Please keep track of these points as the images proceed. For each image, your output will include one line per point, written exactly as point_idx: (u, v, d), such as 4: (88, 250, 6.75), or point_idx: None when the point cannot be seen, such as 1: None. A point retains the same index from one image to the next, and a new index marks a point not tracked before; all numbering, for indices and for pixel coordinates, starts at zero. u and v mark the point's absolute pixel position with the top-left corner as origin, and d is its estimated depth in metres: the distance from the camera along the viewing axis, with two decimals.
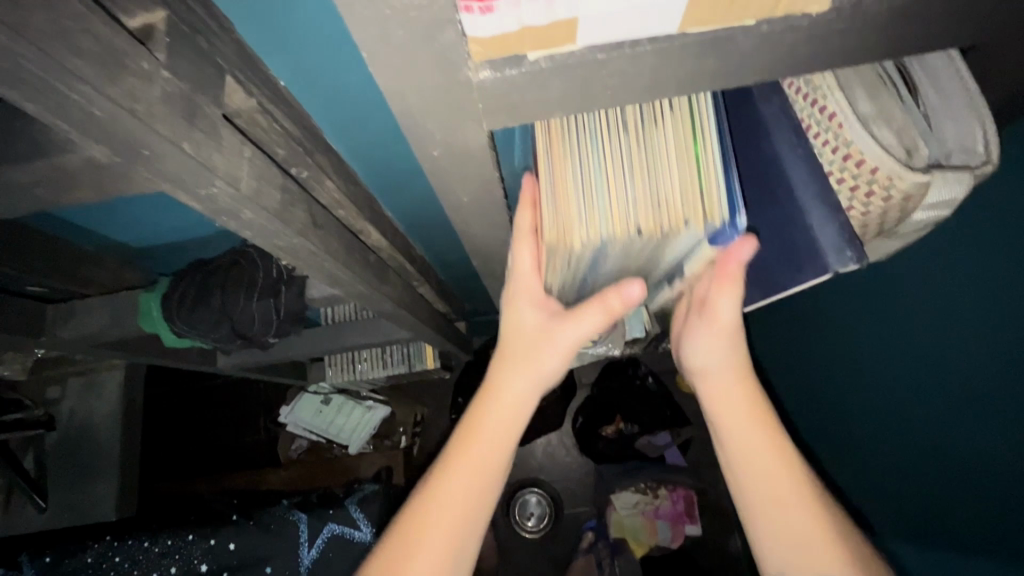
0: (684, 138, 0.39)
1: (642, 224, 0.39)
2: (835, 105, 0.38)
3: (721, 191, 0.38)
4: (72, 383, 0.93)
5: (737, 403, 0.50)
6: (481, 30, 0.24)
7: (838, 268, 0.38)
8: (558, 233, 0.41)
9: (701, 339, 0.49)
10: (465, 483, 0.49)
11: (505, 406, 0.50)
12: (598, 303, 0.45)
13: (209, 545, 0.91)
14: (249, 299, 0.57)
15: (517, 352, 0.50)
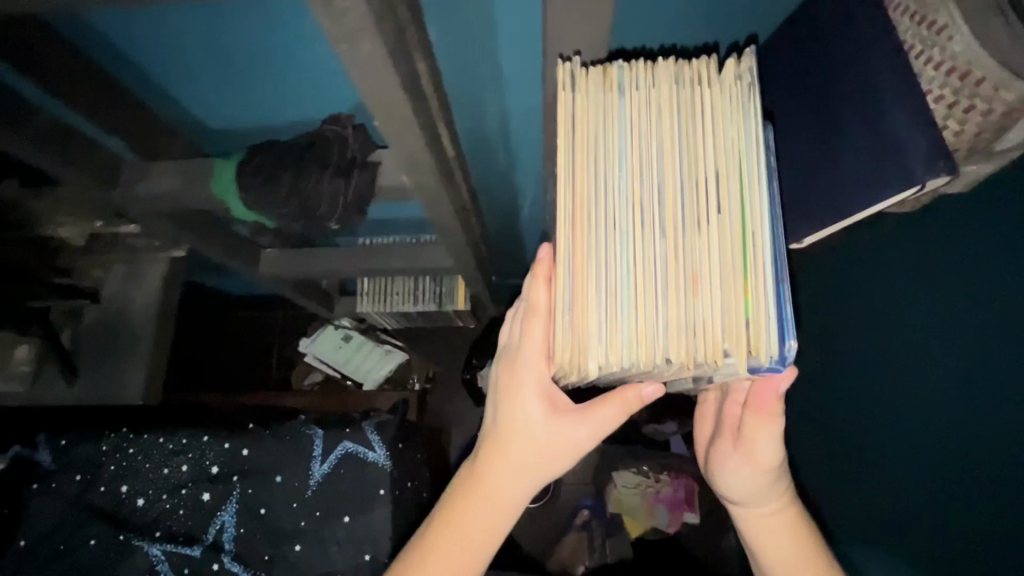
0: (731, 262, 0.40)
1: (675, 353, 0.40)
2: (945, 18, 0.39)
3: (768, 328, 0.39)
4: (115, 268, 0.91)
5: (774, 522, 0.59)
6: None
7: (927, 179, 0.40)
8: (575, 351, 0.42)
9: (741, 472, 0.58)
10: (475, 546, 0.53)
11: (492, 500, 0.54)
12: (617, 399, 0.53)
13: (223, 448, 0.95)
14: (322, 176, 0.59)
15: (518, 443, 0.54)
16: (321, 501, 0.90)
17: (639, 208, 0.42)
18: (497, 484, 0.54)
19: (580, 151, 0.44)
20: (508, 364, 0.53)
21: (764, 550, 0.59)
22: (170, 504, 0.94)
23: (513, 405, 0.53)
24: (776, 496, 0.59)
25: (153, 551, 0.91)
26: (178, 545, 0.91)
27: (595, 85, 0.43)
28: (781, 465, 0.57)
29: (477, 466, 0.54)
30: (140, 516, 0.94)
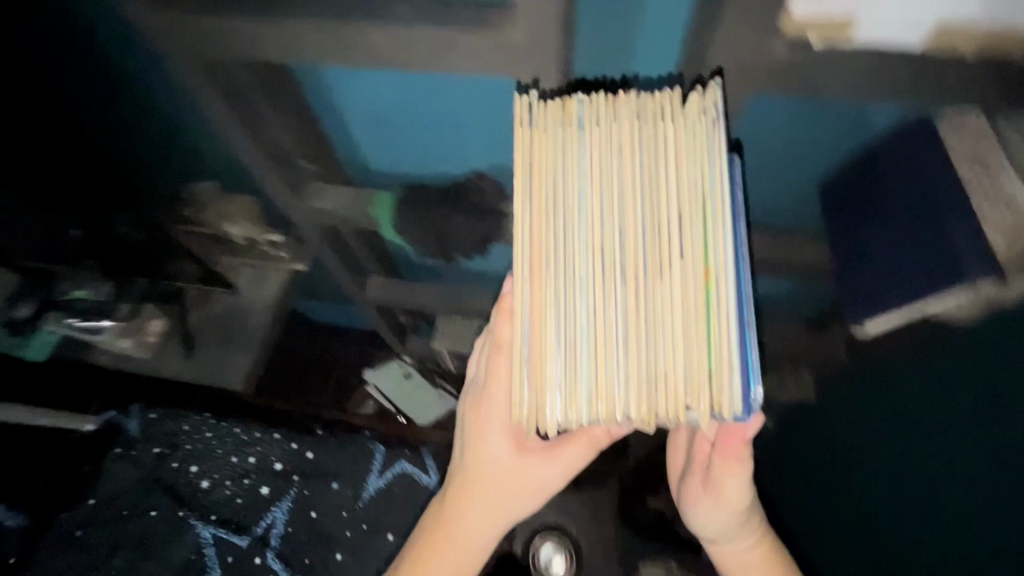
0: (690, 309, 0.47)
1: (637, 406, 0.48)
2: (994, 161, 0.51)
3: (727, 383, 0.46)
4: (245, 269, 1.05)
5: (742, 547, 0.75)
6: (801, 9, 0.42)
7: (982, 278, 0.51)
8: (534, 410, 0.49)
9: (713, 507, 0.72)
10: (457, 568, 0.71)
11: (471, 517, 0.70)
12: (582, 438, 0.66)
13: (290, 448, 1.04)
14: (460, 216, 0.75)
15: (494, 474, 0.68)
16: (370, 511, 0.98)
17: (599, 256, 0.49)
18: (467, 520, 0.70)
19: (541, 198, 0.50)
20: (479, 404, 0.67)
21: (733, 565, 0.76)
22: (230, 491, 1.01)
23: (481, 450, 0.68)
24: (742, 529, 0.74)
25: (203, 533, 0.99)
26: (227, 533, 0.98)
27: (555, 121, 0.51)
28: (747, 506, 0.71)
29: (451, 504, 0.71)
30: (200, 498, 1.02)
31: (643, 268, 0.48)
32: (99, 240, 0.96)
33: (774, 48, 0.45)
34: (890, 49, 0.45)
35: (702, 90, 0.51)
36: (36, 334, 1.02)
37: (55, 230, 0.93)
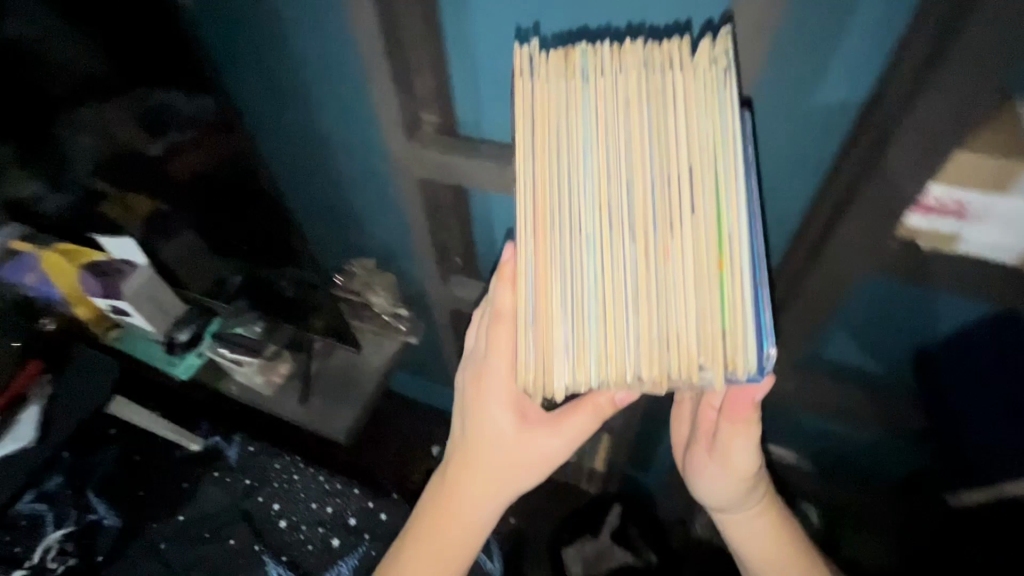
0: (703, 261, 0.47)
1: (649, 369, 0.47)
2: None
3: (746, 337, 0.45)
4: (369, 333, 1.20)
5: (748, 517, 0.76)
6: (913, 221, 0.55)
7: None
8: (540, 370, 0.50)
9: (719, 475, 0.73)
10: (466, 532, 0.73)
11: (477, 484, 0.72)
12: (589, 405, 0.67)
13: (366, 505, 1.13)
14: None
15: (496, 438, 0.69)
16: None
17: (605, 212, 0.49)
18: (472, 491, 0.72)
19: (543, 154, 0.51)
20: (483, 371, 0.68)
21: (742, 535, 0.77)
22: (304, 536, 1.10)
23: (485, 421, 0.70)
24: (751, 496, 0.75)
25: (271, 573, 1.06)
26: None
27: (557, 75, 0.50)
28: (753, 473, 0.73)
29: (456, 473, 0.73)
30: (276, 537, 1.11)
31: (654, 219, 0.48)
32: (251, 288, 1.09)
33: (888, 245, 0.58)
34: (990, 264, 0.56)
35: (823, 262, 0.64)
36: (185, 358, 1.17)
37: (224, 275, 1.09)
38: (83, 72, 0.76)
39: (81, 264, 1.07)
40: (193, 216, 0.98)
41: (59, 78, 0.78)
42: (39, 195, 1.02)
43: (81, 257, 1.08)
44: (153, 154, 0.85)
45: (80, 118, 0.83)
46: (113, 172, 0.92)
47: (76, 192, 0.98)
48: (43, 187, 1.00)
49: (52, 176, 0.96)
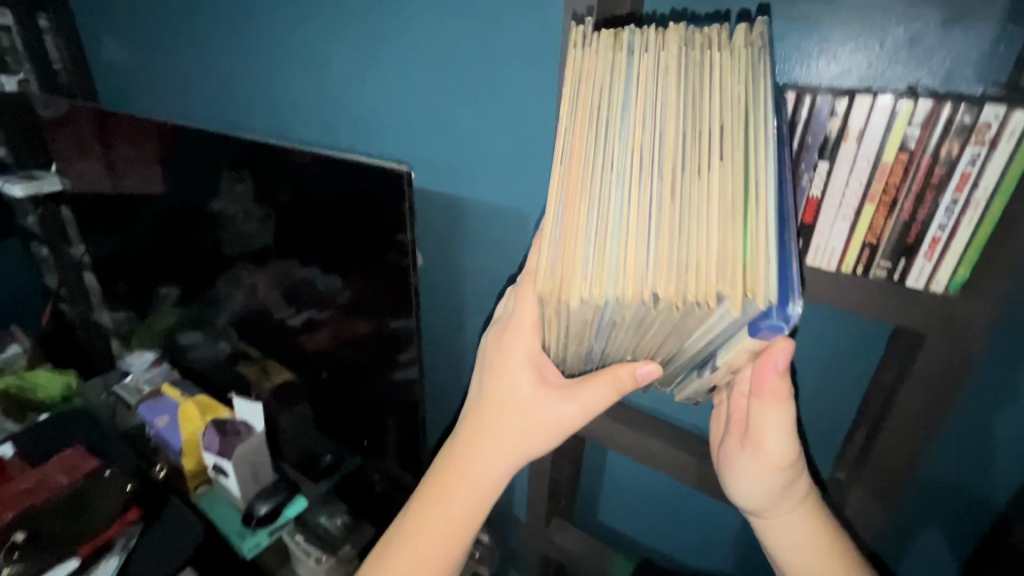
0: (729, 205, 0.37)
1: (662, 289, 0.38)
2: None
3: (769, 271, 0.35)
4: None
5: (790, 526, 0.55)
6: None
7: None
8: (554, 289, 0.41)
9: (752, 468, 0.54)
10: (457, 529, 0.52)
11: (472, 476, 0.53)
12: (609, 378, 0.49)
13: None
14: None
15: (503, 408, 0.53)
16: None
17: (635, 153, 0.40)
18: (474, 460, 0.53)
19: (584, 103, 0.42)
20: (502, 329, 0.54)
21: (796, 561, 0.55)
22: None
23: (499, 379, 0.54)
24: (796, 504, 0.54)
25: None
26: None
27: (605, 45, 0.42)
28: (792, 459, 0.53)
29: (451, 447, 0.55)
30: None
31: (685, 158, 0.39)
32: (342, 464, 1.16)
33: None
34: None
35: None
36: (255, 533, 1.07)
37: (317, 451, 1.16)
38: (256, 243, 0.93)
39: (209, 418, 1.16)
40: (314, 396, 1.07)
41: (236, 243, 0.96)
42: (196, 343, 1.21)
43: (212, 410, 1.18)
44: (288, 322, 1.00)
45: (241, 278, 1.00)
46: (250, 330, 1.08)
47: (226, 349, 1.16)
48: (198, 336, 1.19)
49: (203, 323, 1.15)
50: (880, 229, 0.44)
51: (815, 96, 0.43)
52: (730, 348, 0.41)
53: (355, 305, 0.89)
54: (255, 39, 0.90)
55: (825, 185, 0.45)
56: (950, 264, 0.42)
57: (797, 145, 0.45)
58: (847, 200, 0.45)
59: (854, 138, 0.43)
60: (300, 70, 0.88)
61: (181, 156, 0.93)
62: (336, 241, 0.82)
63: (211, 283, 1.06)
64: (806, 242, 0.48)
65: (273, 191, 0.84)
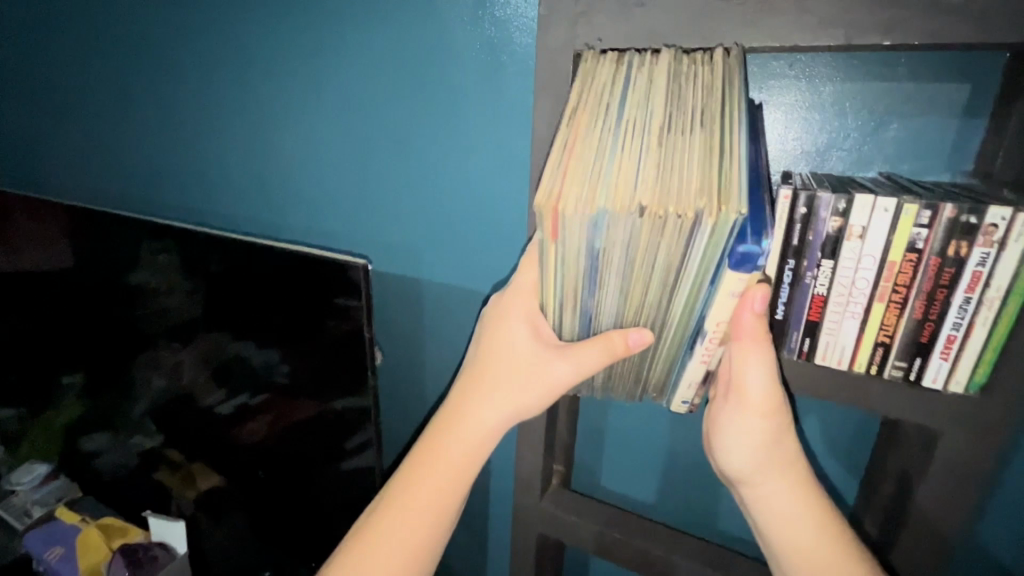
0: (709, 151, 0.36)
1: (647, 202, 0.35)
2: None
3: (742, 187, 0.34)
4: None
5: (777, 496, 0.44)
6: None
7: None
8: (546, 201, 0.37)
9: (737, 421, 0.43)
10: (438, 500, 0.49)
11: (464, 435, 0.50)
12: (600, 341, 0.42)
13: None
14: None
15: (497, 365, 0.49)
16: None
17: (631, 117, 0.39)
18: (468, 418, 0.49)
19: (591, 84, 0.42)
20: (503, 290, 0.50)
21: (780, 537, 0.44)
22: None
23: (495, 335, 0.49)
24: (788, 460, 0.44)
25: None
26: None
27: (608, 58, 0.42)
28: (783, 407, 0.42)
29: (446, 406, 0.51)
30: None
31: (674, 116, 0.39)
32: None
33: None
34: None
35: None
36: None
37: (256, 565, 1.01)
38: (180, 320, 0.87)
39: (116, 545, 1.02)
40: (247, 497, 0.96)
41: (156, 320, 0.89)
42: (101, 449, 1.07)
43: (120, 535, 1.05)
44: (214, 409, 0.91)
45: (158, 361, 0.92)
46: (169, 421, 0.97)
47: (139, 455, 1.03)
48: (106, 439, 1.05)
49: (112, 422, 1.03)
50: (893, 328, 0.37)
51: (812, 190, 0.36)
52: (712, 302, 0.38)
53: (292, 386, 0.82)
54: (197, 127, 0.85)
55: (830, 282, 0.38)
56: (969, 364, 0.35)
57: (795, 242, 0.38)
58: (856, 298, 0.37)
59: (858, 237, 0.36)
60: (242, 152, 0.83)
61: (94, 235, 0.88)
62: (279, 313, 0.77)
63: (125, 372, 0.97)
64: (811, 343, 0.39)
65: (199, 258, 0.80)
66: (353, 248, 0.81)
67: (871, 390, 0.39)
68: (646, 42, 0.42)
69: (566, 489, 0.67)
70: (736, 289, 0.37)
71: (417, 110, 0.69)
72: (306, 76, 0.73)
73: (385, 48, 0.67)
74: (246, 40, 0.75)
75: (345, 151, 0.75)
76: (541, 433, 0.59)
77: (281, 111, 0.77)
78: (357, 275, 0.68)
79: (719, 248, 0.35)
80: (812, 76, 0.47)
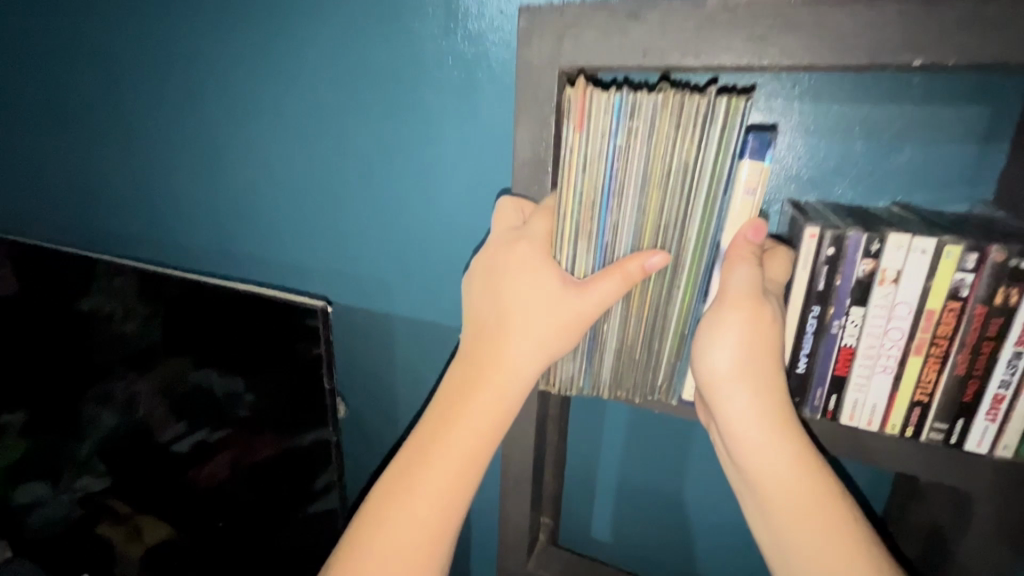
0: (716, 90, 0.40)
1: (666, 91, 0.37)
2: None
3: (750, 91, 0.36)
4: None
5: (743, 404, 0.36)
6: None
7: None
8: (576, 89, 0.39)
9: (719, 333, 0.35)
10: (434, 518, 0.42)
11: (480, 413, 0.43)
12: (616, 275, 0.39)
13: None
14: None
15: (513, 325, 0.43)
16: None
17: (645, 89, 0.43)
18: (485, 396, 0.43)
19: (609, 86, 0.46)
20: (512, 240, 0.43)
21: (738, 443, 0.37)
22: None
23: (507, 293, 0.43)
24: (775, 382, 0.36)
25: None
26: None
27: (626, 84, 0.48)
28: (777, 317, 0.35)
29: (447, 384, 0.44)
30: None
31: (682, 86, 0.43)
32: None
33: None
34: None
35: None
36: None
37: None
38: (132, 351, 0.79)
39: None
40: (199, 549, 0.86)
41: (104, 353, 0.81)
42: (35, 500, 0.95)
43: None
44: (169, 447, 0.81)
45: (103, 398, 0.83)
46: (114, 464, 0.87)
47: (80, 506, 0.92)
48: (43, 489, 0.93)
49: (47, 468, 0.91)
50: (932, 385, 0.33)
51: (840, 228, 0.32)
52: (729, 207, 0.37)
53: (254, 422, 0.75)
54: (142, 145, 0.77)
55: (860, 332, 0.33)
56: (1019, 427, 0.31)
57: (820, 287, 0.34)
58: (888, 351, 0.33)
59: (891, 283, 0.32)
60: (192, 171, 0.75)
61: (37, 260, 0.79)
62: (239, 339, 0.70)
63: (64, 412, 0.86)
64: (838, 400, 0.35)
65: (155, 284, 0.72)
66: (318, 279, 0.74)
67: (906, 452, 0.35)
68: (642, 59, 0.37)
69: (555, 546, 0.60)
70: (752, 185, 0.36)
71: (384, 130, 0.63)
72: (262, 93, 0.67)
73: (349, 63, 0.61)
74: (194, 53, 0.68)
75: (306, 174, 0.69)
76: (528, 494, 0.52)
77: (236, 131, 0.70)
78: (317, 316, 0.63)
79: (733, 135, 0.35)
80: (817, 98, 0.44)
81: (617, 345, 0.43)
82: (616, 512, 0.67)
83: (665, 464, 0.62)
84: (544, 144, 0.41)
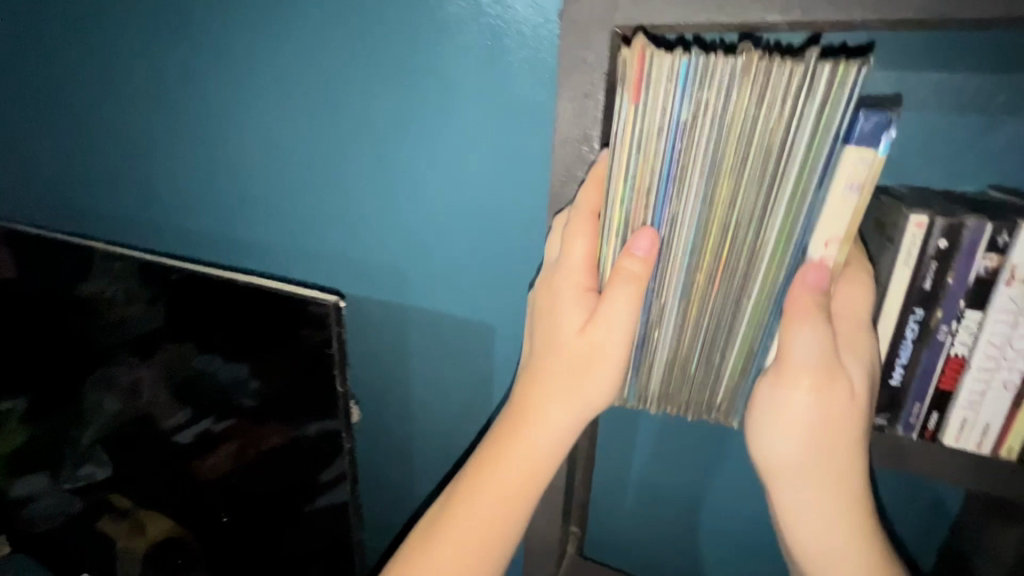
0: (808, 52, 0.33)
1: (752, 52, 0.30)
2: None
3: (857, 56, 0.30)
4: None
5: (806, 505, 0.35)
6: None
7: None
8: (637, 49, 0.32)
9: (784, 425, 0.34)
10: None
11: (517, 468, 0.40)
12: (620, 280, 0.35)
13: None
14: None
15: (553, 371, 0.38)
16: None
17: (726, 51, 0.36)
18: (522, 452, 0.39)
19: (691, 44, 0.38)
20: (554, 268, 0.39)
21: (791, 522, 0.36)
22: None
23: (547, 334, 0.39)
24: (855, 477, 0.34)
25: None
26: None
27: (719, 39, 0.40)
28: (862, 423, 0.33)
29: (488, 441, 0.41)
30: None
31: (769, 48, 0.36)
32: None
33: None
34: None
35: None
36: None
37: None
38: (131, 341, 0.74)
39: None
40: (205, 548, 0.83)
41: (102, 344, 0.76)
42: (36, 493, 0.91)
43: None
44: (172, 437, 0.77)
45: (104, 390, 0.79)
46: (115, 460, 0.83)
47: (82, 499, 0.88)
48: (44, 482, 0.89)
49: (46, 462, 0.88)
50: None
51: (955, 218, 0.30)
52: (824, 208, 0.31)
53: (258, 413, 0.70)
54: (134, 120, 0.71)
55: (973, 341, 0.32)
56: None
57: (926, 286, 0.32)
58: (1009, 363, 0.32)
59: (1019, 282, 0.30)
60: (188, 149, 0.70)
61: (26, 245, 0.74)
62: (240, 330, 0.66)
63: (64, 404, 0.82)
64: (939, 418, 0.34)
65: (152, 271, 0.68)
66: (327, 267, 0.69)
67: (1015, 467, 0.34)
68: (713, 13, 0.31)
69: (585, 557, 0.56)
70: (856, 180, 0.30)
71: (397, 102, 0.57)
72: (264, 64, 0.60)
73: (354, 26, 0.55)
74: (186, 17, 0.62)
75: (313, 153, 0.63)
76: (559, 507, 0.48)
77: (235, 105, 0.64)
78: (330, 313, 0.59)
79: (836, 114, 0.29)
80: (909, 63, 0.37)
81: (669, 356, 0.38)
82: (647, 519, 0.63)
83: (704, 472, 0.57)
84: (591, 118, 0.36)
